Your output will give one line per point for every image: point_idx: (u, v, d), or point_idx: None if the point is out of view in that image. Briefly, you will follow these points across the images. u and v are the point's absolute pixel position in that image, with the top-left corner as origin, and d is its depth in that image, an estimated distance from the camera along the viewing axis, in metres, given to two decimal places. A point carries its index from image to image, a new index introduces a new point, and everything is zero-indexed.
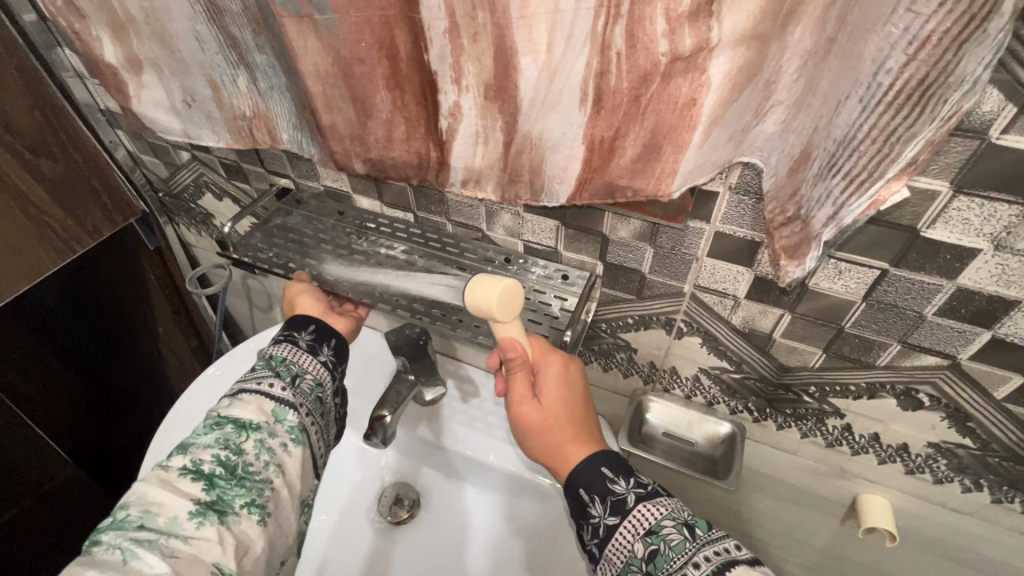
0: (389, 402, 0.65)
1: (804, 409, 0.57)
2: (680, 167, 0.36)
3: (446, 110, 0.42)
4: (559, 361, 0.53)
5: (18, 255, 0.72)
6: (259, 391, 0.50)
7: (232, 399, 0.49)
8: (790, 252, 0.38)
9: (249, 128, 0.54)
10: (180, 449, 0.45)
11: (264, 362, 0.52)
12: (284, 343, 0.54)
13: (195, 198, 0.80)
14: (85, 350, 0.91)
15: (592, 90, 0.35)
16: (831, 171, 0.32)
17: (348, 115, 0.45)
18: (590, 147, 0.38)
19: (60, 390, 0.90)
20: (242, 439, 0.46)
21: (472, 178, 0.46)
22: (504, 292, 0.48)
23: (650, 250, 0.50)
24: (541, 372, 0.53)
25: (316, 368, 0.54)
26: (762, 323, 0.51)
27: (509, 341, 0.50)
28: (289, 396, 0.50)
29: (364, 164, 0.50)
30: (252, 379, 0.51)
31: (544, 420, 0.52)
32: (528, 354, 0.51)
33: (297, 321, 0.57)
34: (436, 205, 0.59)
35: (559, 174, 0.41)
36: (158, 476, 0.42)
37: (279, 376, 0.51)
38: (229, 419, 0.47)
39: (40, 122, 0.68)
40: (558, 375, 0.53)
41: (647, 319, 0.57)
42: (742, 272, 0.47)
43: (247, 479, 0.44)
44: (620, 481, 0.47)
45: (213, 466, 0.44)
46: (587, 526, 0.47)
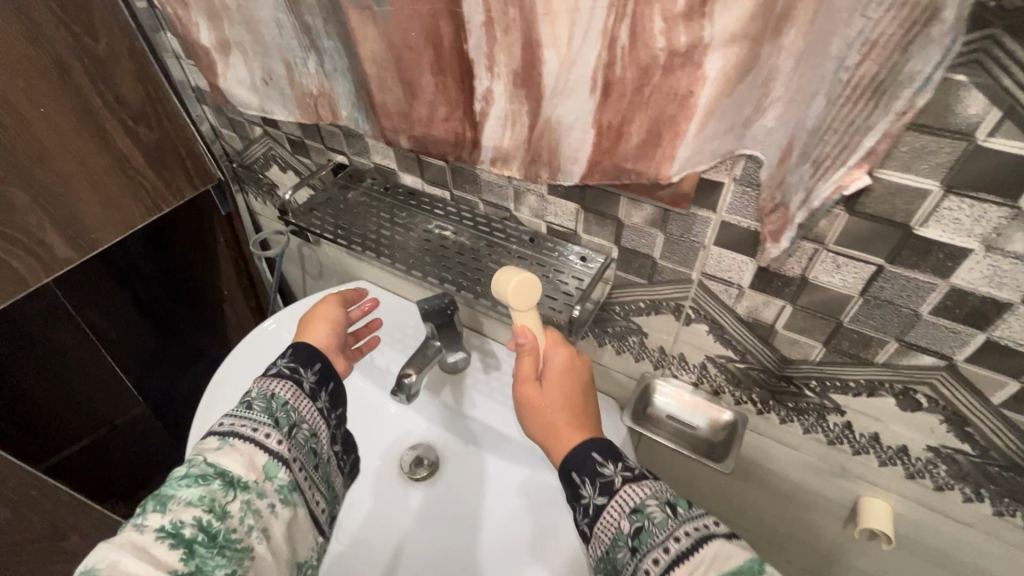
0: (415, 362, 0.72)
1: (805, 404, 0.59)
2: (678, 152, 0.40)
3: (480, 94, 0.47)
4: (564, 354, 0.61)
5: (116, 215, 0.82)
6: (252, 440, 0.54)
7: (224, 442, 0.53)
8: (774, 236, 0.45)
9: (314, 106, 0.61)
10: (158, 504, 0.48)
11: (266, 404, 0.56)
12: (287, 382, 0.59)
13: (263, 169, 0.90)
14: (156, 299, 1.04)
15: (602, 80, 0.39)
16: (804, 161, 0.37)
17: (398, 96, 0.51)
18: (599, 131, 0.42)
19: (133, 330, 1.03)
20: (228, 499, 0.50)
21: (500, 157, 0.51)
22: (520, 282, 0.57)
23: (661, 236, 0.54)
24: (548, 359, 0.61)
25: (311, 418, 0.59)
26: (766, 314, 0.54)
27: (521, 328, 0.60)
28: (282, 450, 0.55)
29: (408, 141, 0.56)
30: (248, 424, 0.55)
31: (545, 398, 0.59)
32: (536, 342, 0.59)
33: (305, 356, 0.62)
34: (471, 185, 0.64)
35: (573, 156, 0.45)
36: (133, 541, 0.45)
37: (275, 426, 0.55)
38: (217, 473, 0.50)
39: (142, 95, 0.79)
40: (562, 365, 0.60)
41: (658, 304, 0.61)
42: (746, 262, 0.51)
43: (227, 546, 0.48)
44: (610, 464, 0.52)
45: (194, 531, 0.47)
46: (579, 507, 0.52)
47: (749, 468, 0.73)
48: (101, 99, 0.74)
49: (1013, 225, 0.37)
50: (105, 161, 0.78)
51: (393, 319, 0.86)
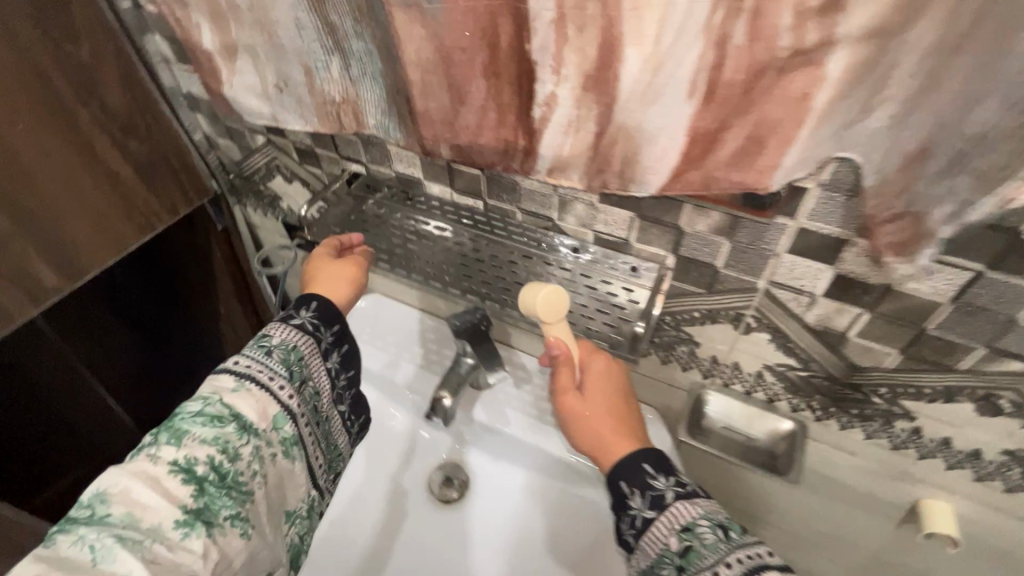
0: (449, 386, 0.69)
1: (871, 410, 0.57)
2: (788, 159, 0.36)
3: (541, 99, 0.42)
4: (603, 360, 0.57)
5: (108, 235, 0.76)
6: (266, 389, 0.51)
7: (240, 385, 0.51)
8: (896, 249, 0.42)
9: (336, 113, 0.56)
10: (172, 438, 0.46)
11: (285, 355, 0.53)
12: (308, 337, 0.55)
13: (264, 180, 0.84)
14: (147, 320, 0.95)
15: (704, 83, 0.35)
16: (957, 172, 0.35)
17: (442, 103, 0.46)
18: (692, 138, 0.38)
19: (123, 356, 0.94)
20: (241, 443, 0.48)
21: (558, 167, 0.47)
22: (548, 297, 0.54)
23: (727, 244, 0.51)
24: (585, 368, 0.57)
25: (320, 376, 0.56)
26: (838, 322, 0.51)
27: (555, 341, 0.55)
28: (293, 404, 0.53)
29: (449, 150, 0.50)
30: (264, 370, 0.52)
31: (586, 410, 0.54)
32: (572, 353, 0.55)
33: (325, 312, 0.57)
34: (508, 194, 0.60)
35: (653, 165, 0.41)
36: (146, 471, 0.44)
37: (290, 379, 0.53)
38: (232, 416, 0.49)
39: (130, 104, 0.72)
40: (601, 373, 0.56)
41: (715, 314, 0.58)
42: (823, 269, 0.48)
43: (235, 488, 0.48)
44: (660, 477, 0.48)
45: (206, 470, 0.46)
46: (624, 517, 0.48)
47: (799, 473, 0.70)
48: (85, 109, 0.67)
49: None
50: (91, 179, 0.71)
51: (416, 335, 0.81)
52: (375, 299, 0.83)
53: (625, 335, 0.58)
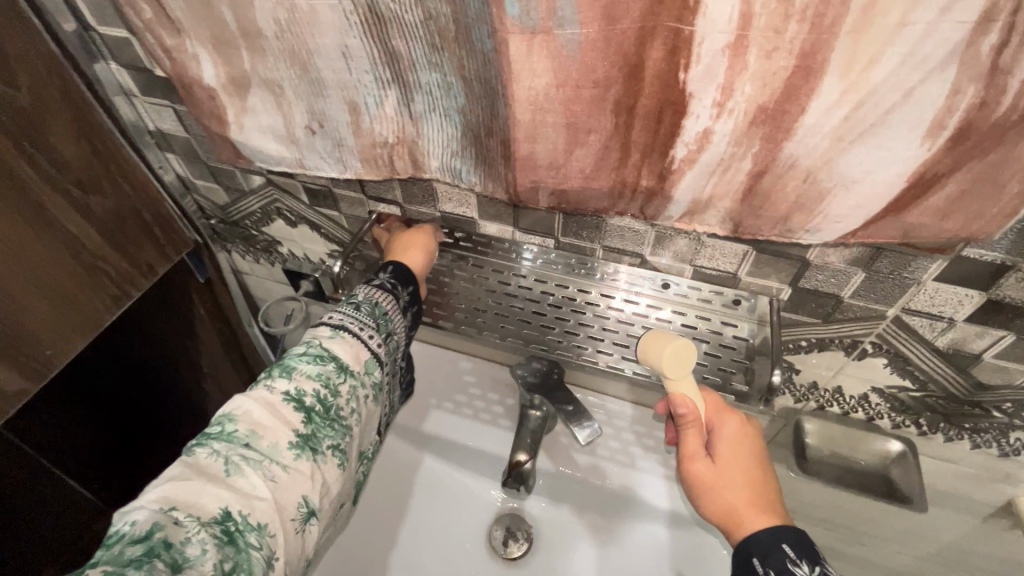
0: (525, 446, 0.60)
1: (986, 423, 0.55)
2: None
3: (689, 137, 0.35)
4: (734, 421, 0.50)
5: (77, 310, 0.61)
6: (359, 337, 0.47)
7: (335, 330, 0.47)
8: None
9: (388, 156, 0.45)
10: (283, 371, 0.44)
11: (373, 307, 0.49)
12: (390, 296, 0.51)
13: (259, 225, 0.71)
14: (112, 389, 0.81)
15: (943, 119, 0.28)
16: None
17: (554, 144, 0.37)
18: (912, 183, 0.31)
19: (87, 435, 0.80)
20: (341, 381, 0.45)
21: (693, 210, 0.39)
22: (676, 351, 0.47)
23: (862, 275, 0.45)
24: (715, 429, 0.50)
25: (404, 327, 0.52)
26: (973, 345, 0.47)
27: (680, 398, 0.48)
28: (382, 352, 0.49)
29: (548, 197, 0.42)
30: (355, 320, 0.48)
31: (720, 477, 0.47)
32: (700, 413, 0.48)
33: (402, 273, 0.53)
34: (590, 231, 0.52)
35: (842, 214, 0.35)
36: (261, 397, 0.42)
37: (379, 328, 0.49)
38: (331, 356, 0.45)
39: (87, 152, 0.57)
40: (734, 436, 0.49)
41: (827, 342, 0.53)
42: (972, 295, 0.43)
43: (337, 422, 0.45)
44: (802, 563, 0.41)
45: (313, 402, 0.43)
46: None
47: None
48: (34, 166, 0.52)
49: None
50: (46, 253, 0.56)
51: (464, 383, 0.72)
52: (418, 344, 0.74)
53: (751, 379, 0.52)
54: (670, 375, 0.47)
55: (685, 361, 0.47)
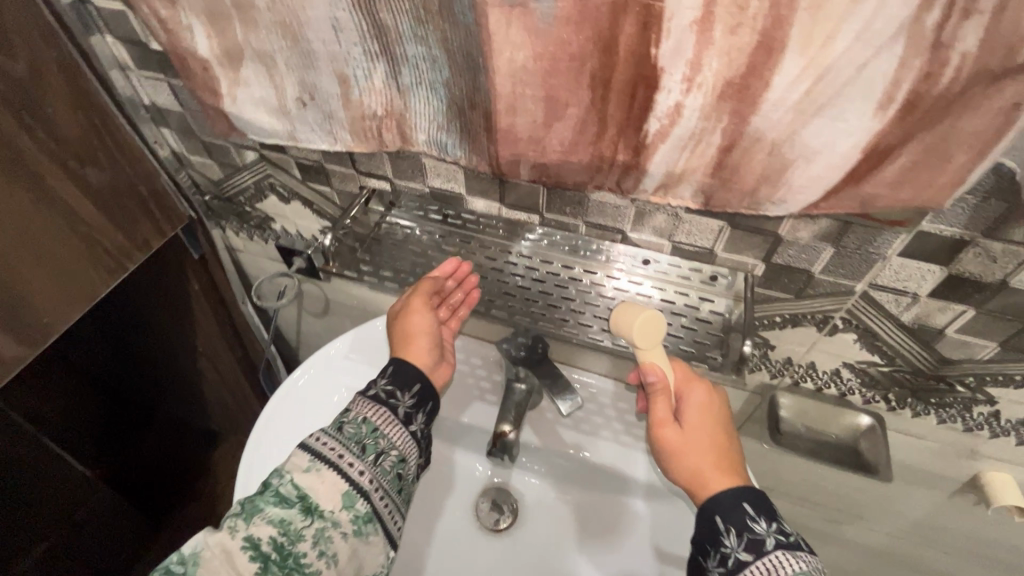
0: (510, 416, 0.63)
1: (951, 398, 0.57)
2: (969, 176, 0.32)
3: (662, 111, 0.36)
4: (701, 390, 0.51)
5: (72, 282, 0.62)
6: (336, 468, 0.44)
7: (309, 460, 0.44)
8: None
9: (377, 129, 0.47)
10: (249, 511, 0.42)
11: (356, 428, 0.46)
12: (382, 408, 0.48)
13: (252, 201, 0.73)
14: (102, 368, 0.86)
15: (895, 92, 0.30)
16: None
17: (534, 117, 0.39)
18: (864, 154, 0.33)
19: (80, 412, 0.84)
20: (303, 525, 0.42)
21: (667, 184, 0.41)
22: (647, 321, 0.50)
23: (831, 250, 0.47)
24: (685, 398, 0.51)
25: (403, 442, 0.48)
26: (937, 320, 0.50)
27: (650, 366, 0.50)
28: (365, 479, 0.45)
29: (530, 170, 0.43)
30: (334, 447, 0.45)
31: (687, 443, 0.48)
32: (669, 381, 0.50)
33: (404, 373, 0.51)
34: (573, 207, 0.54)
35: (803, 184, 0.36)
36: (220, 543, 0.41)
37: (362, 453, 0.45)
38: (298, 496, 0.43)
39: (84, 124, 0.58)
40: (703, 406, 0.51)
41: (800, 317, 0.55)
42: (935, 271, 0.45)
43: (298, 572, 0.41)
44: (761, 520, 0.42)
45: (270, 548, 0.41)
46: (712, 554, 0.42)
47: None
48: (31, 135, 0.53)
49: None
50: (45, 222, 0.57)
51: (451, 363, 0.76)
52: None
53: (731, 353, 0.54)
54: (640, 346, 0.49)
55: (652, 333, 0.50)
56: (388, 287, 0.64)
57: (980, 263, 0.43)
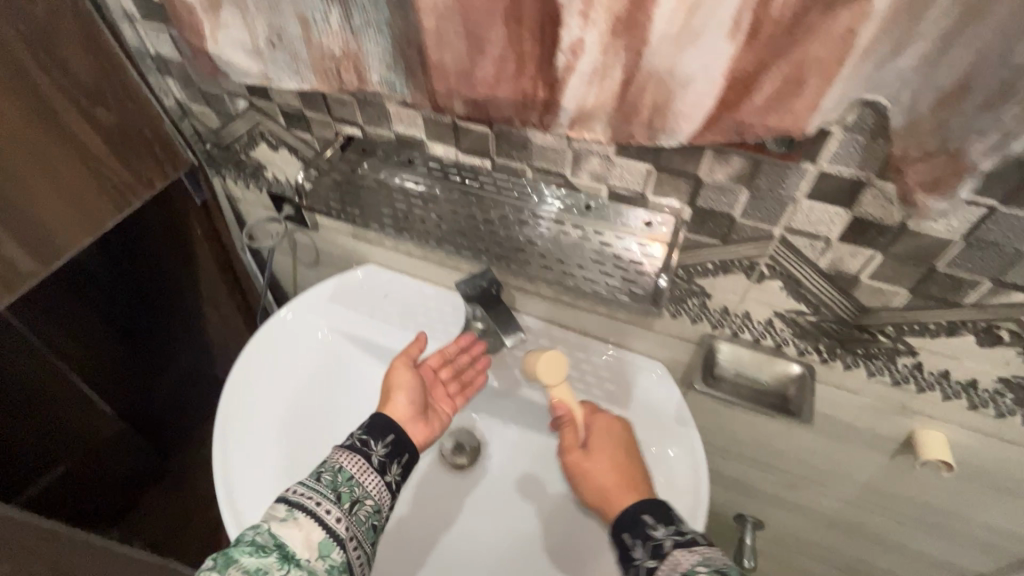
0: (463, 349, 0.69)
1: (876, 349, 0.59)
2: (823, 102, 0.36)
3: (566, 46, 0.41)
4: (604, 419, 0.65)
5: (83, 211, 0.70)
6: (314, 517, 0.52)
7: (287, 511, 0.52)
8: (927, 188, 0.42)
9: (336, 70, 0.53)
10: (225, 561, 0.47)
11: (332, 477, 0.55)
12: (355, 457, 0.57)
13: (246, 149, 0.79)
14: (116, 308, 0.95)
15: (751, 20, 0.34)
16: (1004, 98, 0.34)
17: (458, 52, 0.44)
18: (728, 83, 0.37)
19: (97, 346, 0.94)
20: (280, 571, 0.47)
21: (581, 119, 0.45)
22: (551, 360, 0.65)
23: (746, 193, 0.51)
24: (589, 427, 0.65)
25: (376, 492, 0.57)
26: (850, 265, 0.53)
27: (559, 403, 0.66)
28: (341, 527, 0.53)
29: (464, 106, 0.48)
30: (312, 496, 0.53)
31: (593, 468, 0.62)
32: (574, 413, 0.65)
33: (379, 427, 0.61)
34: (519, 151, 0.58)
35: (687, 111, 0.40)
36: None
37: (339, 501, 0.54)
38: (277, 544, 0.49)
39: (96, 68, 0.66)
40: (606, 434, 0.64)
41: (729, 264, 0.58)
42: (841, 213, 0.48)
43: None
44: (660, 527, 0.52)
45: None
46: (631, 569, 0.52)
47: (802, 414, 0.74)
48: (46, 74, 0.61)
49: None
50: (59, 155, 0.65)
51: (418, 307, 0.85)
52: (383, 270, 0.88)
53: (645, 287, 0.61)
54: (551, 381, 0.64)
55: (557, 368, 0.65)
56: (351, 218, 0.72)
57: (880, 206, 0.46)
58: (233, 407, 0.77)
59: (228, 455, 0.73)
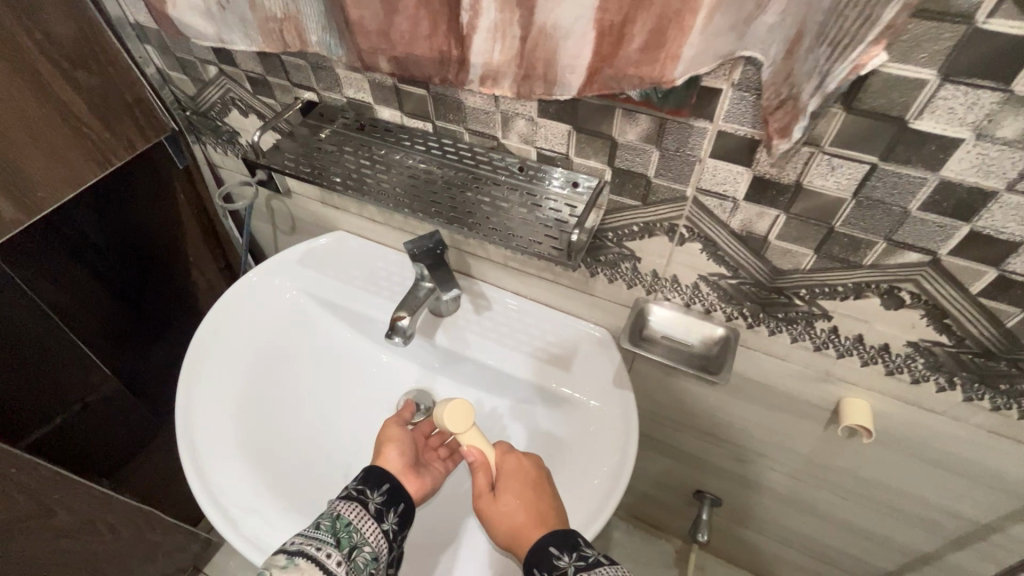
0: (407, 306, 0.72)
1: (795, 313, 0.61)
2: (684, 52, 0.40)
3: (467, 4, 0.44)
4: (514, 458, 0.61)
5: (64, 168, 0.76)
6: (315, 561, 0.51)
7: (289, 559, 0.51)
8: (780, 133, 0.44)
9: (280, 31, 0.57)
10: None
11: (331, 524, 0.55)
12: (354, 503, 0.57)
13: (221, 116, 0.84)
14: (112, 271, 1.01)
15: None
16: (820, 42, 0.37)
17: (375, 10, 0.48)
18: (600, 31, 0.41)
19: (93, 307, 1.00)
20: None
21: (490, 75, 0.49)
22: (455, 410, 0.62)
23: (656, 153, 0.53)
24: (501, 468, 0.61)
25: (375, 539, 0.56)
26: (759, 226, 0.55)
27: (468, 448, 0.62)
28: (342, 571, 0.52)
29: (388, 64, 0.52)
30: (312, 543, 0.53)
31: (502, 509, 0.58)
32: (485, 456, 0.62)
33: (373, 478, 0.61)
34: (455, 114, 0.62)
35: (570, 64, 0.44)
36: None
37: (338, 546, 0.54)
38: None
39: (77, 33, 0.71)
40: (516, 472, 0.60)
41: (651, 226, 0.61)
42: (742, 172, 0.51)
43: None
44: (565, 555, 0.52)
45: None
46: None
47: (738, 382, 0.76)
48: (30, 37, 0.66)
49: (1003, 111, 0.38)
50: (43, 115, 0.71)
51: (379, 272, 0.90)
52: (349, 235, 0.93)
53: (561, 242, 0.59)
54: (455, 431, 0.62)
55: (462, 417, 0.62)
56: (301, 173, 0.71)
57: (773, 167, 0.49)
58: (199, 354, 0.81)
59: (190, 396, 0.77)
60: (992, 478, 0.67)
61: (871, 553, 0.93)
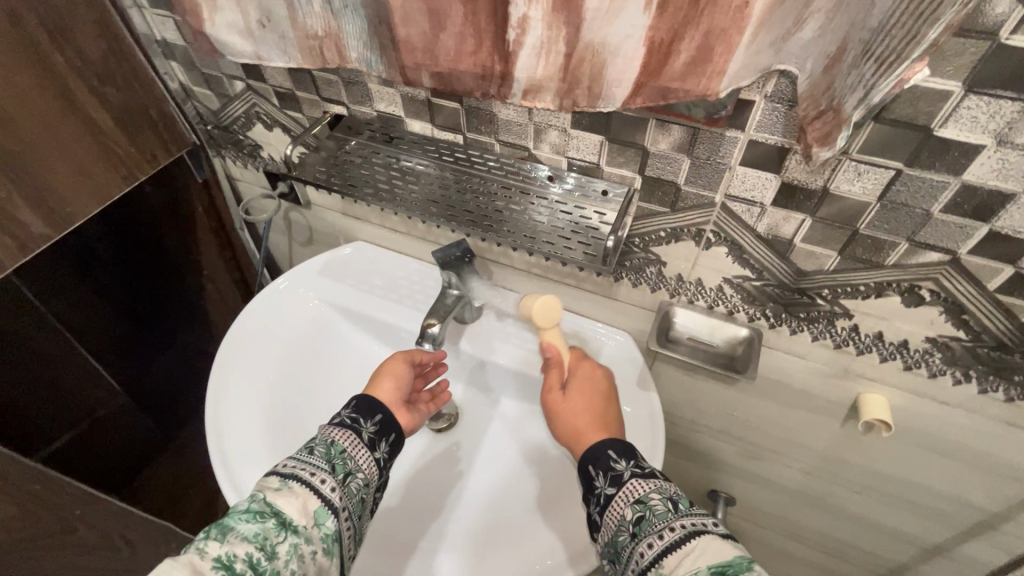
0: (437, 313, 0.74)
1: (816, 312, 0.64)
2: (729, 67, 0.43)
3: (515, 22, 0.46)
4: (589, 367, 0.67)
5: (91, 183, 0.76)
6: (310, 486, 0.53)
7: (281, 483, 0.52)
8: (819, 142, 0.46)
9: (321, 48, 0.58)
10: (220, 534, 0.47)
11: (326, 450, 0.56)
12: (348, 431, 0.58)
13: (244, 130, 0.85)
14: (117, 284, 1.01)
15: None
16: (865, 58, 0.40)
17: (423, 28, 0.50)
18: (650, 48, 0.44)
19: (95, 324, 1.00)
20: (278, 540, 0.48)
21: (532, 89, 0.51)
22: (545, 304, 0.71)
23: (687, 161, 0.56)
24: (575, 371, 0.67)
25: (368, 466, 0.58)
26: (785, 230, 0.57)
27: (549, 344, 0.71)
28: (335, 497, 0.54)
29: (430, 79, 0.54)
30: (307, 468, 0.54)
31: (570, 404, 0.63)
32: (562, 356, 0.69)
33: (366, 407, 0.62)
34: (487, 126, 0.64)
35: (617, 78, 0.47)
36: (194, 564, 0.44)
37: (333, 472, 0.55)
38: (273, 512, 0.49)
39: (106, 51, 0.72)
40: (586, 379, 0.66)
41: (678, 232, 0.63)
42: (770, 178, 0.53)
43: None
44: (622, 460, 0.55)
45: (245, 565, 0.46)
46: (592, 497, 0.55)
47: (757, 381, 0.78)
48: (62, 55, 0.67)
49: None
50: (70, 127, 0.71)
51: (400, 281, 0.91)
52: (370, 246, 0.94)
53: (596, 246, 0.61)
54: (543, 323, 0.70)
55: (552, 314, 0.71)
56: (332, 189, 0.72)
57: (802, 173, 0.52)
58: (226, 361, 0.82)
59: (217, 403, 0.78)
60: (1004, 469, 0.69)
61: (883, 547, 0.96)
